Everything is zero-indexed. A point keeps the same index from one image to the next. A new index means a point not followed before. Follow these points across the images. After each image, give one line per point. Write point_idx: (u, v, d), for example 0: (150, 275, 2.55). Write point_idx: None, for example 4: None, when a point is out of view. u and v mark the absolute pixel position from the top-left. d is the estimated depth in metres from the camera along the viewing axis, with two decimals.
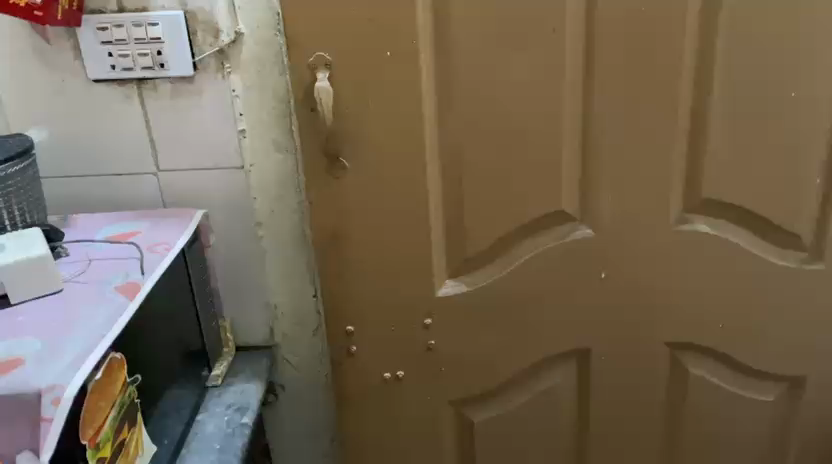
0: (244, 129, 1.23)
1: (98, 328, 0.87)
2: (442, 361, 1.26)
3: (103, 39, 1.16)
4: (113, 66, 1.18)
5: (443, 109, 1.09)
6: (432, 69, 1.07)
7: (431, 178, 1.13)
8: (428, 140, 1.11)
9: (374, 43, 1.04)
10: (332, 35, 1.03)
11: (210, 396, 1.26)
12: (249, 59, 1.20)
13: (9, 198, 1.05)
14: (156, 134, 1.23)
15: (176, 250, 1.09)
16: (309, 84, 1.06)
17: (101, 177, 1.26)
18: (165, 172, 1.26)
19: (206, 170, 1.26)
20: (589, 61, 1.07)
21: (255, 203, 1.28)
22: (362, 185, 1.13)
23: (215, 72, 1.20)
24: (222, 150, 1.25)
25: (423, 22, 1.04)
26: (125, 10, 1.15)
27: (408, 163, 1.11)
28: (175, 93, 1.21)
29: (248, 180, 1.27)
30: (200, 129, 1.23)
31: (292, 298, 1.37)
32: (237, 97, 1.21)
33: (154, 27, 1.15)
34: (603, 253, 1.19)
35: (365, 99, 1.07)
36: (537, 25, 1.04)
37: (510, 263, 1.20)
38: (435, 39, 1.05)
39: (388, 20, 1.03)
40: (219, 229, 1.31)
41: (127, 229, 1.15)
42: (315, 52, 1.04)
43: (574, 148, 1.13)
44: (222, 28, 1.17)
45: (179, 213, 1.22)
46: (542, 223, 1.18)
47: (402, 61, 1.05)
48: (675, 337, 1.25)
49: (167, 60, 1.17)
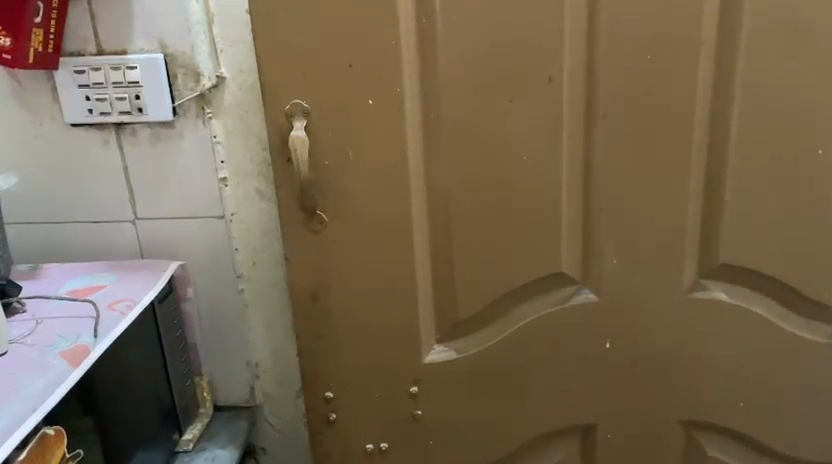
0: (226, 178, 1.16)
1: (30, 400, 0.81)
2: (430, 432, 1.15)
3: (81, 83, 1.11)
4: (90, 110, 1.12)
5: (431, 161, 1.00)
6: (418, 118, 0.99)
7: (417, 234, 1.04)
8: (413, 194, 1.02)
9: (356, 90, 0.96)
10: (310, 81, 0.96)
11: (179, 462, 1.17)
12: (232, 104, 1.13)
13: None
14: (134, 180, 1.17)
15: (139, 307, 1.01)
16: (286, 134, 0.98)
17: (77, 224, 1.20)
18: (143, 220, 1.19)
19: (185, 220, 1.19)
20: (592, 112, 0.97)
21: (237, 255, 1.21)
22: (342, 241, 1.04)
23: (195, 117, 1.13)
24: (201, 200, 1.17)
25: (409, 69, 0.96)
26: (104, 53, 1.10)
27: (392, 218, 1.03)
28: (154, 138, 1.15)
29: (229, 230, 1.19)
30: (179, 176, 1.16)
31: (274, 355, 1.28)
32: (218, 143, 1.14)
33: (132, 71, 1.09)
34: (608, 320, 1.08)
35: (347, 149, 0.99)
36: (533, 74, 0.95)
37: (506, 329, 1.09)
38: (422, 87, 0.97)
39: (371, 66, 0.95)
40: (199, 282, 1.23)
41: (95, 283, 1.08)
42: (291, 99, 0.97)
43: (576, 205, 1.03)
44: (203, 71, 1.10)
45: (153, 264, 1.15)
46: (541, 287, 1.07)
47: (385, 110, 0.97)
48: (690, 414, 1.12)
49: (145, 104, 1.11)
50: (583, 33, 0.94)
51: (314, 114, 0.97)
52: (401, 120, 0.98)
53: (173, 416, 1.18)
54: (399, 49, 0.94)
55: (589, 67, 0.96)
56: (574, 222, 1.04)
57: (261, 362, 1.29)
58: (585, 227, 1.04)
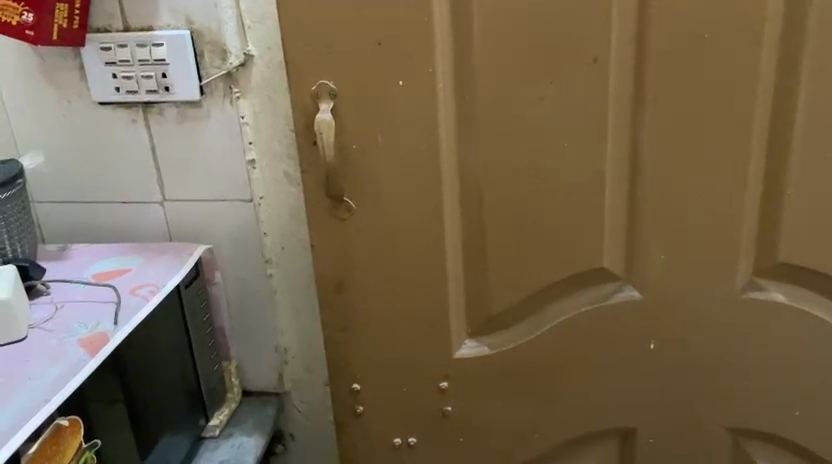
0: (254, 160, 1.13)
1: (45, 391, 0.78)
2: (460, 429, 1.10)
3: (107, 60, 1.08)
4: (118, 88, 1.10)
5: (464, 146, 0.94)
6: (451, 100, 0.92)
7: (448, 224, 0.98)
8: (445, 181, 0.96)
9: (385, 71, 0.90)
10: (337, 60, 0.90)
11: (204, 448, 1.15)
12: (260, 83, 1.09)
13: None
14: (161, 161, 1.14)
15: (163, 294, 0.99)
16: (311, 116, 0.93)
17: (106, 204, 1.19)
18: (171, 202, 1.17)
19: (212, 202, 1.16)
20: (640, 95, 0.90)
21: (265, 239, 1.18)
22: (370, 230, 0.99)
23: (223, 97, 1.09)
24: (229, 182, 1.14)
25: (441, 48, 0.89)
26: (130, 29, 1.07)
27: (422, 206, 0.97)
28: (182, 118, 1.11)
29: (257, 214, 1.16)
30: (206, 158, 1.13)
31: (302, 343, 1.25)
32: (246, 124, 1.10)
33: (158, 48, 1.06)
34: (652, 319, 1.00)
35: (374, 133, 0.94)
36: (576, 53, 0.88)
37: (542, 326, 1.03)
38: (456, 66, 0.91)
39: (400, 44, 0.89)
40: (226, 265, 1.20)
41: (121, 266, 1.06)
42: (317, 80, 0.91)
43: (620, 196, 0.95)
44: (231, 49, 1.06)
45: (180, 248, 1.12)
46: (580, 283, 1.00)
47: (415, 92, 0.91)
48: (739, 422, 1.05)
49: (172, 83, 1.08)
50: (633, 8, 0.86)
51: (340, 95, 0.92)
52: (432, 103, 0.91)
53: (200, 403, 1.15)
54: (431, 26, 0.88)
55: (639, 46, 0.87)
56: (618, 214, 0.96)
57: (290, 348, 1.25)
58: (630, 220, 0.96)
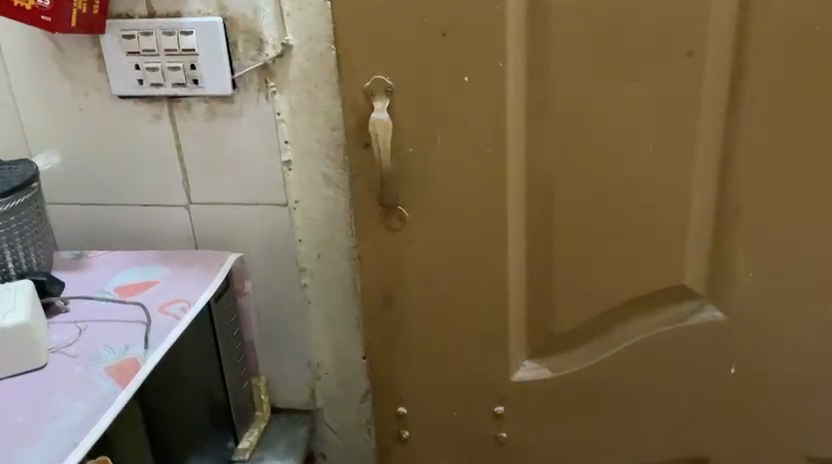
0: (290, 161, 1.03)
1: (72, 432, 0.68)
2: (514, 456, 1.01)
3: (130, 50, 0.98)
4: (141, 80, 0.99)
5: (533, 150, 0.84)
6: (521, 99, 0.82)
7: (511, 236, 0.89)
8: (510, 189, 0.86)
9: (449, 65, 0.80)
10: (395, 53, 0.80)
11: None
12: (298, 77, 0.98)
13: (14, 241, 0.87)
14: (188, 161, 1.04)
15: (195, 311, 0.89)
16: (364, 114, 0.83)
17: (125, 207, 1.09)
18: (197, 206, 1.07)
19: (243, 206, 1.06)
20: (736, 95, 0.80)
21: (300, 247, 1.08)
22: (424, 241, 0.90)
23: (258, 92, 0.99)
24: (262, 184, 1.04)
25: (513, 39, 0.79)
26: (155, 15, 0.97)
27: (484, 216, 0.87)
28: (211, 115, 1.01)
29: (292, 219, 1.06)
30: (237, 158, 1.03)
31: (337, 358, 1.16)
32: (283, 122, 1.00)
33: (187, 37, 0.95)
34: (733, 342, 0.91)
35: (434, 135, 0.84)
36: (668, 47, 0.78)
37: (611, 348, 0.93)
38: (527, 61, 0.81)
39: (468, 35, 0.79)
40: (256, 274, 1.10)
41: (145, 279, 0.96)
42: (371, 75, 0.82)
43: (706, 208, 0.85)
44: (267, 39, 0.96)
45: (209, 257, 1.02)
46: (655, 302, 0.91)
47: (482, 90, 0.81)
48: (824, 454, 0.95)
49: (201, 75, 0.98)
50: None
51: (397, 91, 0.82)
52: (501, 102, 0.81)
53: (229, 424, 1.05)
54: (504, 14, 0.78)
55: (738, 39, 0.78)
56: (702, 227, 0.86)
57: (323, 363, 1.16)
58: (715, 234, 0.87)
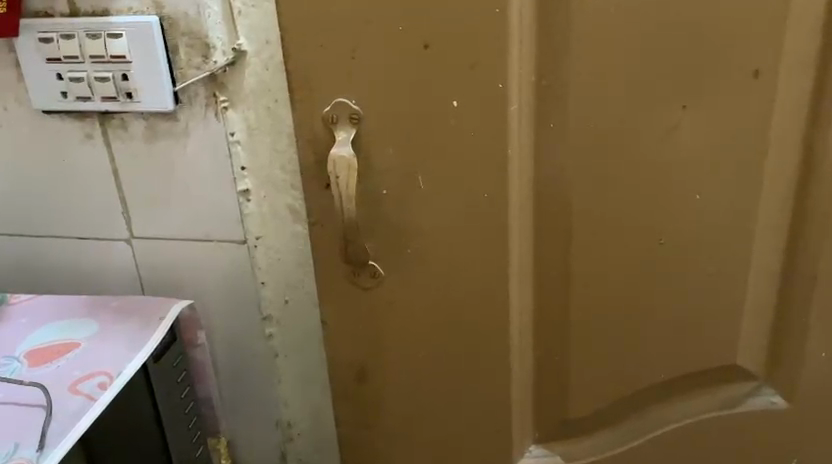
0: (248, 190, 0.84)
1: None
2: None
3: (49, 56, 0.80)
4: (64, 92, 0.81)
5: (544, 196, 0.65)
6: (528, 131, 0.63)
7: (516, 300, 0.70)
8: (514, 243, 0.67)
9: (434, 85, 0.61)
10: (364, 70, 0.61)
11: None
12: (255, 90, 0.79)
13: None
14: (127, 189, 0.86)
15: (118, 385, 0.72)
16: (325, 149, 0.65)
17: (58, 240, 0.91)
18: (141, 240, 0.89)
19: (195, 242, 0.88)
20: (817, 130, 0.60)
21: (264, 290, 0.90)
22: (405, 304, 0.71)
23: (206, 107, 0.80)
24: (214, 218, 0.86)
25: (519, 52, 0.60)
26: (79, 14, 0.78)
27: (481, 276, 0.68)
28: (152, 135, 0.83)
29: (254, 259, 0.88)
30: (185, 187, 0.85)
31: (312, 416, 0.98)
32: (237, 144, 0.81)
33: (116, 41, 0.77)
34: (797, 434, 0.72)
35: (415, 174, 0.65)
36: (727, 64, 0.58)
37: (640, 434, 0.75)
38: (538, 82, 0.61)
39: (456, 47, 0.59)
40: (214, 322, 0.92)
41: (65, 340, 0.79)
42: (333, 99, 0.62)
43: (768, 269, 0.66)
44: (214, 42, 0.77)
45: (150, 307, 0.84)
46: (699, 382, 0.72)
47: (478, 118, 0.62)
48: None
49: (136, 88, 0.79)
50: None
51: (368, 119, 0.63)
52: (502, 134, 0.62)
53: None
54: (507, 20, 0.58)
55: (824, 53, 0.57)
56: (762, 292, 0.67)
57: (295, 422, 0.98)
58: (778, 301, 0.67)
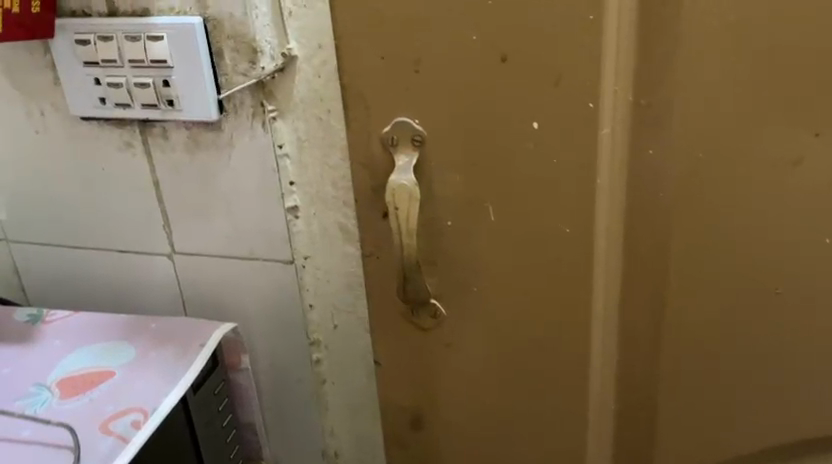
0: (296, 206, 0.77)
1: None
2: None
3: (87, 59, 0.74)
4: (103, 98, 0.75)
5: (635, 232, 0.56)
6: (622, 159, 0.53)
7: (596, 352, 0.60)
8: (598, 287, 0.57)
9: (511, 105, 0.52)
10: (430, 85, 0.52)
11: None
12: (305, 98, 0.71)
13: None
14: (168, 201, 0.80)
15: (153, 424, 0.66)
16: (382, 174, 0.57)
17: (98, 252, 0.86)
18: (182, 255, 0.83)
19: (239, 260, 0.81)
20: None
21: (311, 314, 0.83)
22: (467, 348, 0.63)
23: (252, 118, 0.73)
24: (259, 234, 0.79)
25: (614, 66, 0.50)
26: (118, 14, 0.72)
27: (557, 322, 0.59)
28: (193, 145, 0.76)
29: (301, 280, 0.81)
30: (229, 201, 0.78)
31: (358, 447, 0.91)
32: (285, 157, 0.74)
33: (156, 44, 0.70)
34: None
35: (484, 204, 0.56)
36: None
37: None
38: (636, 101, 0.51)
39: (540, 61, 0.50)
40: (258, 344, 0.86)
41: (98, 367, 0.73)
42: (395, 119, 0.54)
43: None
44: (262, 46, 0.69)
45: (191, 330, 0.78)
46: (810, 449, 0.62)
47: (561, 144, 0.53)
48: None
49: (177, 95, 0.72)
50: None
51: (432, 142, 0.54)
52: (589, 162, 0.53)
53: None
54: (602, 28, 0.49)
55: None
56: None
57: (341, 451, 0.91)
58: None
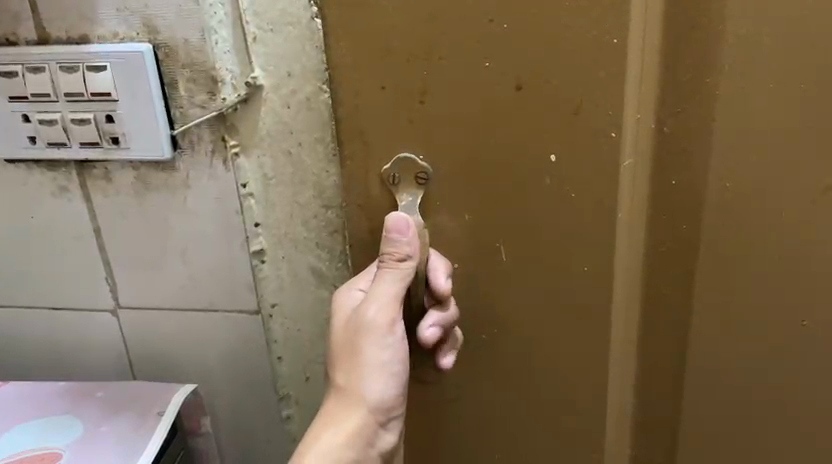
0: (262, 249, 0.68)
1: None
2: None
3: (13, 93, 0.64)
4: (33, 137, 0.66)
5: (656, 265, 0.52)
6: (641, 190, 0.50)
7: (613, 394, 0.56)
8: (616, 327, 0.54)
9: (527, 137, 0.47)
10: (437, 118, 0.47)
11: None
12: (273, 131, 0.65)
13: None
14: (112, 249, 0.71)
15: None
16: (382, 214, 0.51)
17: (28, 310, 0.76)
18: (129, 310, 0.74)
19: (196, 313, 0.73)
20: None
21: (280, 366, 0.74)
22: (474, 399, 0.57)
23: (212, 154, 0.65)
24: (219, 283, 0.71)
25: (637, 93, 0.47)
26: (49, 42, 0.63)
27: (573, 369, 0.55)
28: (143, 188, 0.68)
29: (268, 330, 0.72)
30: (184, 246, 0.69)
31: None
32: (250, 197, 0.66)
33: (99, 74, 0.62)
34: None
35: (496, 245, 0.51)
36: None
37: None
38: (659, 129, 0.48)
39: (559, 89, 0.46)
40: (219, 403, 0.77)
41: (38, 449, 0.63)
42: (396, 154, 0.49)
43: None
44: (223, 75, 0.62)
45: (147, 398, 0.68)
46: None
47: (581, 177, 0.48)
48: None
49: (123, 131, 0.64)
50: None
51: (438, 179, 0.49)
52: (611, 196, 0.49)
53: None
54: (627, 52, 0.45)
55: None
56: None
57: None
58: None
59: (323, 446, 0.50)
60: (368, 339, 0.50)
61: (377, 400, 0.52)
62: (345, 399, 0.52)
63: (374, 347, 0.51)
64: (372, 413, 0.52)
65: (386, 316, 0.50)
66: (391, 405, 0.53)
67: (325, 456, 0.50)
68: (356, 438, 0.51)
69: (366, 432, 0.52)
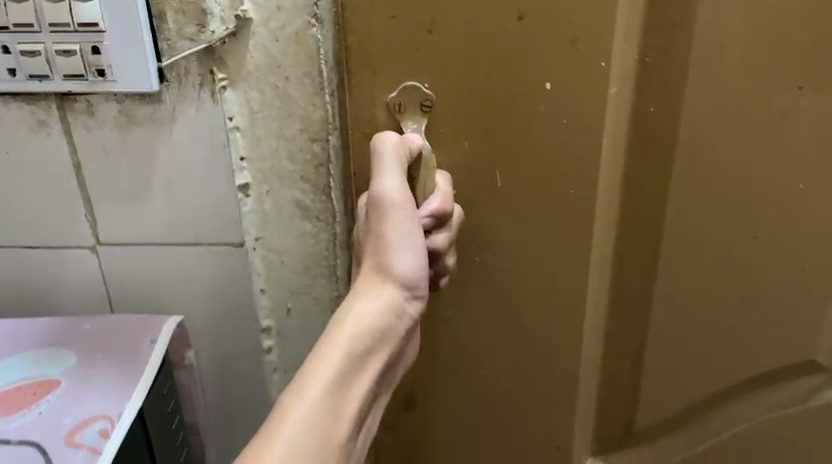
0: (247, 184, 0.70)
1: None
2: None
3: None
4: (13, 69, 0.65)
5: (632, 187, 0.58)
6: (623, 118, 0.55)
7: (591, 306, 0.62)
8: (596, 244, 0.59)
9: (526, 67, 0.51)
10: (443, 47, 0.51)
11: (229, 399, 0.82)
12: (260, 66, 0.65)
13: None
14: (94, 184, 0.71)
15: (122, 432, 0.60)
16: None
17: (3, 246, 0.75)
18: (111, 246, 0.74)
19: (180, 247, 0.74)
20: None
21: (263, 298, 0.76)
22: (465, 314, 0.62)
23: (199, 86, 0.66)
24: (204, 218, 0.72)
25: (625, 27, 0.51)
26: None
27: (558, 287, 0.60)
28: (127, 121, 0.68)
29: (252, 263, 0.74)
30: (169, 179, 0.70)
31: None
32: (236, 129, 0.67)
33: (85, 4, 0.61)
34: None
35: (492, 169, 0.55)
36: None
37: (705, 437, 0.69)
38: (642, 60, 0.53)
39: (556, 21, 0.50)
40: (202, 336, 0.79)
41: (37, 378, 0.64)
42: (404, 82, 0.52)
43: None
44: (212, 8, 0.63)
45: (137, 325, 0.69)
46: (770, 378, 0.67)
47: (573, 104, 0.53)
48: None
49: (110, 63, 0.64)
50: None
51: (442, 106, 0.53)
52: (601, 124, 0.53)
53: None
54: None
55: None
56: None
57: None
58: None
59: (356, 318, 0.47)
60: (391, 211, 0.49)
61: (401, 275, 0.49)
62: (370, 277, 0.49)
63: (397, 220, 0.49)
64: (401, 287, 0.49)
65: (402, 189, 0.50)
66: (420, 282, 0.50)
67: (359, 326, 0.47)
68: (387, 313, 0.48)
69: (396, 308, 0.49)
